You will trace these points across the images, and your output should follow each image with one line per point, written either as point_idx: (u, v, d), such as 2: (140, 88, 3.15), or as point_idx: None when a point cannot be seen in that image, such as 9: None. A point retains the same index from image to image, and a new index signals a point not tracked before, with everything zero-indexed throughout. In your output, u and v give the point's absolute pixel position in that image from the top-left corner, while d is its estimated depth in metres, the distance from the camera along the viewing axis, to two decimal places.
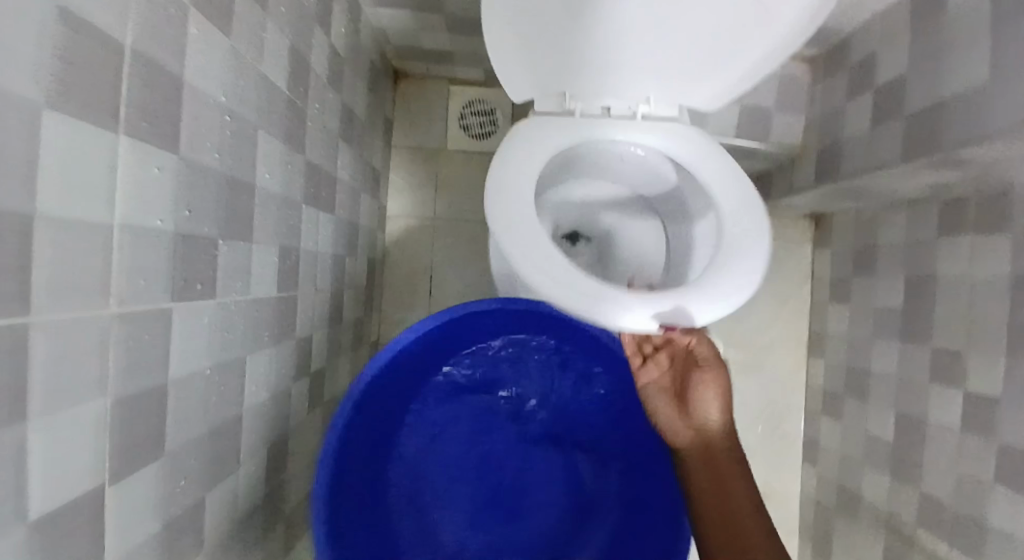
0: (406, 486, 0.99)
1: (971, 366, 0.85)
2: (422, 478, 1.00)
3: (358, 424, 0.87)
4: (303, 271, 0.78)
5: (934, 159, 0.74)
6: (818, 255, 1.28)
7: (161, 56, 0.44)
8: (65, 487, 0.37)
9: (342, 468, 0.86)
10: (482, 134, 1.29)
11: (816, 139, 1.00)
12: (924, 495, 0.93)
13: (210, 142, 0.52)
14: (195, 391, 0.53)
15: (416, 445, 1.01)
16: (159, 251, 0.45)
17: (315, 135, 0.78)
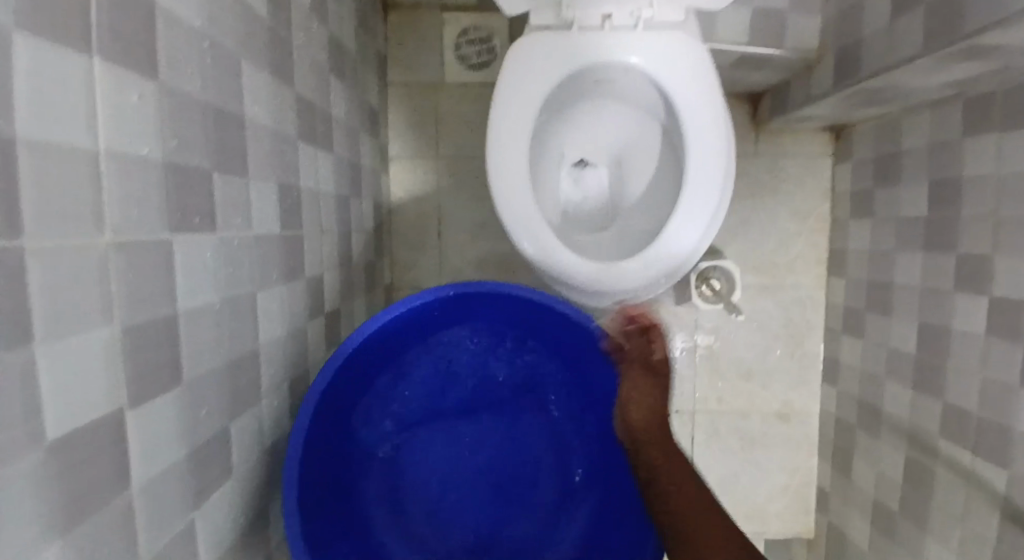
0: (375, 473, 0.87)
1: (997, 270, 0.83)
2: (390, 462, 0.89)
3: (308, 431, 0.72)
4: (306, 209, 0.78)
5: (955, 48, 0.69)
6: (839, 168, 1.23)
7: None
8: (83, 412, 0.38)
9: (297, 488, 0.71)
10: (480, 65, 1.24)
11: (833, 41, 0.94)
12: (948, 405, 0.92)
13: (190, 71, 0.50)
14: (207, 324, 0.54)
15: (381, 429, 0.88)
16: (150, 181, 0.45)
17: (302, 68, 0.75)
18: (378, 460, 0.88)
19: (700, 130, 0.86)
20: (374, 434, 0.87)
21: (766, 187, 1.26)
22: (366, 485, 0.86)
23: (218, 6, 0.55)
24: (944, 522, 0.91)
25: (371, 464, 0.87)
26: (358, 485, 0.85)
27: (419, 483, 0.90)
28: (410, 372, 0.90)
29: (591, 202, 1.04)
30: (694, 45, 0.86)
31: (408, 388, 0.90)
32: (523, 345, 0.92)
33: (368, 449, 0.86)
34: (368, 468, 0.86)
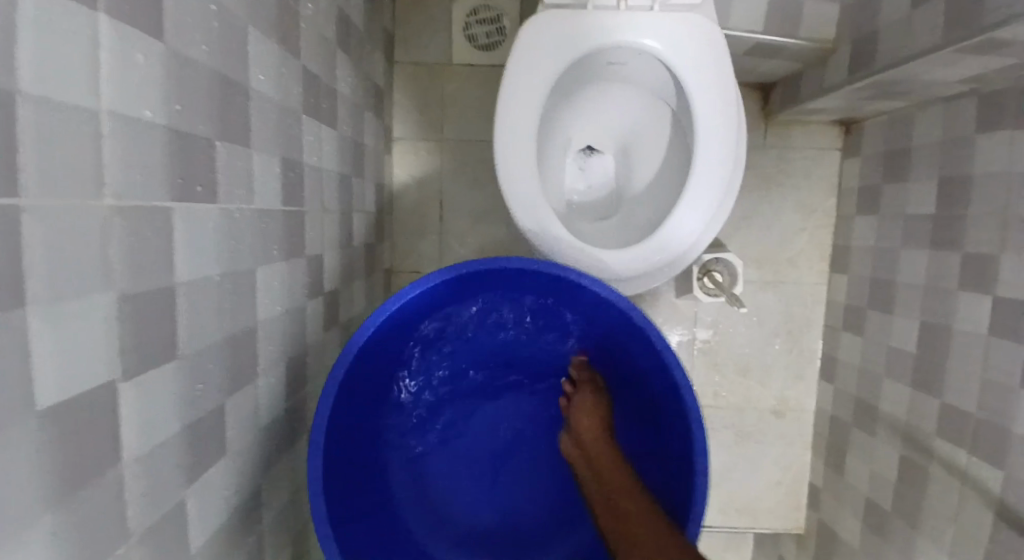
0: (409, 434, 0.96)
1: (1003, 270, 0.82)
2: (426, 422, 0.98)
3: (345, 407, 0.78)
4: (309, 185, 0.76)
5: (974, 42, 0.68)
6: (846, 163, 1.23)
7: None
8: (78, 380, 0.37)
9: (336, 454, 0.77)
10: (489, 46, 1.22)
11: (850, 33, 0.93)
12: (946, 405, 0.92)
13: (197, 34, 0.49)
14: (207, 297, 0.52)
15: (418, 394, 0.96)
16: (152, 146, 0.43)
17: (309, 39, 0.73)
18: (415, 421, 0.96)
19: (706, 119, 0.84)
20: (412, 398, 0.95)
21: (772, 180, 1.25)
22: (400, 444, 0.95)
23: None
24: (936, 522, 0.91)
25: (407, 424, 0.96)
26: (392, 444, 0.94)
27: (449, 444, 1.00)
28: (448, 345, 0.96)
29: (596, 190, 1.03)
30: (707, 29, 0.84)
31: (444, 357, 0.97)
32: (555, 324, 0.96)
33: (401, 414, 0.94)
34: (403, 430, 0.95)
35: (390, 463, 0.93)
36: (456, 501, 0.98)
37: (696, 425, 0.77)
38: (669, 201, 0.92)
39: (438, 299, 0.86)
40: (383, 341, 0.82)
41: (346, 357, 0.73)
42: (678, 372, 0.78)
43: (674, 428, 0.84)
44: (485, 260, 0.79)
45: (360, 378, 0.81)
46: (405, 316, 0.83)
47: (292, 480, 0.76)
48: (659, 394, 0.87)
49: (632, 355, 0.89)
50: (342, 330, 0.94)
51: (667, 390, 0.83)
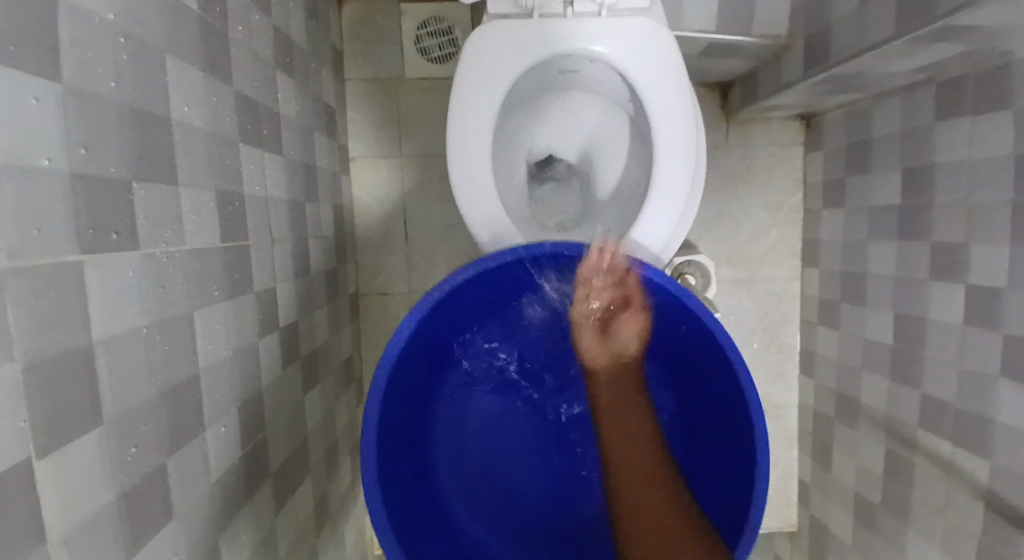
0: (456, 415, 0.94)
1: (972, 258, 0.81)
2: (477, 396, 0.96)
3: (392, 400, 0.78)
4: (251, 217, 0.72)
5: (924, 32, 0.67)
6: (810, 157, 1.22)
7: None
8: None
9: (384, 444, 0.77)
10: (442, 57, 1.19)
11: (803, 27, 0.92)
12: (926, 397, 0.91)
13: (103, 69, 0.44)
14: (134, 351, 0.48)
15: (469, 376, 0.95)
16: (53, 198, 0.39)
17: (241, 65, 0.70)
18: (469, 390, 0.95)
19: (664, 122, 0.82)
20: (470, 367, 0.95)
21: (737, 178, 1.24)
22: (450, 414, 0.93)
23: None
24: (925, 515, 0.90)
25: (458, 393, 0.94)
26: (438, 415, 0.92)
27: (497, 420, 0.96)
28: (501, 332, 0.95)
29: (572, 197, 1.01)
30: (657, 32, 0.82)
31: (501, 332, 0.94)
32: None
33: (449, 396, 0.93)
34: (451, 412, 0.94)
35: (436, 431, 0.92)
36: (499, 477, 0.95)
37: (762, 465, 0.71)
38: (633, 204, 0.89)
39: (480, 289, 0.84)
40: (437, 317, 0.81)
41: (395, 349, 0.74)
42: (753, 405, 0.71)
43: (735, 441, 0.78)
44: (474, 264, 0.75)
45: (408, 356, 0.79)
46: (461, 293, 0.80)
47: (259, 529, 0.71)
48: (721, 392, 0.80)
49: (703, 367, 0.82)
50: (303, 364, 0.90)
51: (738, 412, 0.77)
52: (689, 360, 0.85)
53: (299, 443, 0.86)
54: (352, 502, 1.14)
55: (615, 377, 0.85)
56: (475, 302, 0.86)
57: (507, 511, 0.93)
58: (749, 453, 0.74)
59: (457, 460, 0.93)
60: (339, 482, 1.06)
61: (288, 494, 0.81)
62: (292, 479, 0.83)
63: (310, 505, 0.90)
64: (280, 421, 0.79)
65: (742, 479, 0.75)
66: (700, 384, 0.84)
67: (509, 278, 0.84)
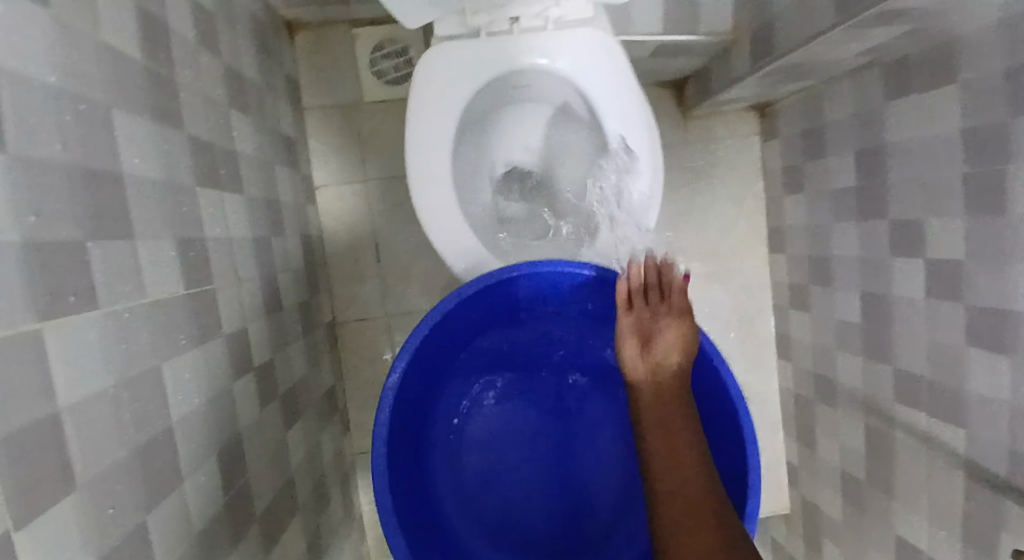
0: (450, 442, 0.92)
1: (931, 232, 0.84)
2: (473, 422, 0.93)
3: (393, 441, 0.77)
4: (215, 259, 0.71)
5: (868, 16, 0.68)
6: (767, 146, 1.25)
7: None
8: None
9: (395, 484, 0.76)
10: (399, 79, 1.19)
11: (748, 22, 0.94)
12: (899, 371, 0.93)
13: (48, 133, 0.44)
14: (104, 412, 0.48)
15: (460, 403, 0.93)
16: (7, 271, 0.38)
17: (193, 108, 0.69)
18: (473, 420, 0.93)
19: (618, 127, 0.84)
20: (474, 395, 0.94)
21: (699, 172, 1.26)
22: (457, 442, 0.92)
23: (76, 51, 0.48)
24: (910, 486, 0.92)
25: (449, 420, 0.92)
26: (434, 441, 0.91)
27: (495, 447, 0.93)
28: (488, 355, 0.93)
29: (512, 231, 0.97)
30: (605, 44, 0.83)
31: (492, 354, 0.93)
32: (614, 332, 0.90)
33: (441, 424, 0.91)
34: (446, 439, 0.92)
35: (434, 455, 0.90)
36: (504, 502, 0.92)
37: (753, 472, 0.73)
38: (598, 205, 0.91)
39: (464, 318, 0.82)
40: (427, 349, 0.80)
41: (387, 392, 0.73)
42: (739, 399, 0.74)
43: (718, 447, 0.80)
44: (455, 295, 0.75)
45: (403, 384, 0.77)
46: (456, 315, 0.80)
47: None
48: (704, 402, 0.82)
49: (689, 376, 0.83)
50: (282, 402, 0.89)
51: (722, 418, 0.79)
52: None
53: (284, 482, 0.85)
54: (345, 531, 1.13)
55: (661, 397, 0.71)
56: (459, 330, 0.85)
57: (519, 535, 0.90)
58: (736, 463, 0.76)
59: (458, 483, 0.91)
60: (330, 517, 1.05)
61: (276, 535, 0.80)
62: (280, 520, 0.82)
63: (301, 542, 0.89)
64: (262, 461, 0.79)
65: (732, 489, 0.77)
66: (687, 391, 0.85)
67: (492, 302, 0.83)
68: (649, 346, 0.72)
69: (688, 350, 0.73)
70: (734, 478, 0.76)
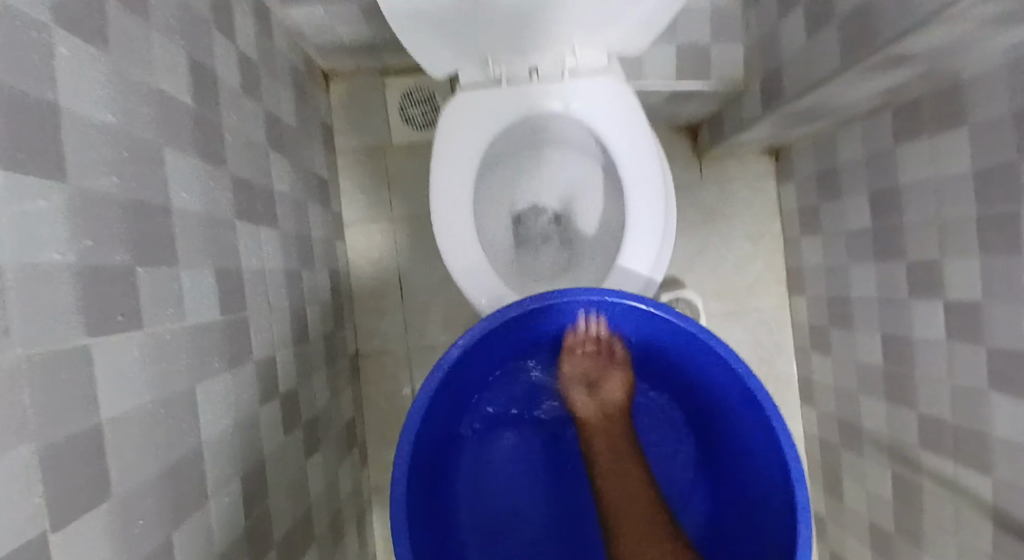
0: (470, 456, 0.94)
1: (948, 273, 0.84)
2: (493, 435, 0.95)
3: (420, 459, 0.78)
4: (250, 288, 0.76)
5: (874, 60, 0.71)
6: (783, 188, 1.26)
7: (27, 85, 0.40)
8: (7, 540, 0.35)
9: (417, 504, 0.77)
10: (426, 123, 1.26)
11: (757, 71, 0.98)
12: (923, 415, 0.91)
13: (105, 168, 0.49)
14: (141, 426, 0.51)
15: (480, 417, 0.94)
16: (60, 289, 0.42)
17: (234, 147, 0.75)
18: (507, 438, 0.98)
19: (632, 169, 0.87)
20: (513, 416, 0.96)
21: (716, 214, 1.28)
22: (491, 458, 0.96)
23: (134, 96, 0.54)
24: (938, 536, 0.88)
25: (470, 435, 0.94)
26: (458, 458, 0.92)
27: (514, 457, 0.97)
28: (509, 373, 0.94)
29: (530, 266, 1.00)
30: (620, 91, 0.88)
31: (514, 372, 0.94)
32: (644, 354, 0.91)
33: (462, 439, 0.92)
34: (464, 454, 0.93)
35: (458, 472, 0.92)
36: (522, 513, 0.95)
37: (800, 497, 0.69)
38: (613, 244, 0.93)
39: (492, 341, 0.83)
40: (455, 371, 0.81)
41: (418, 408, 0.74)
42: (780, 429, 0.72)
43: (764, 469, 0.77)
44: (487, 318, 0.76)
45: (436, 406, 0.80)
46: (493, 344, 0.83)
47: None
48: (747, 422, 0.79)
49: (729, 398, 0.81)
50: (304, 430, 0.91)
51: (763, 439, 0.76)
52: (711, 390, 0.85)
53: (302, 512, 0.87)
54: None
55: (609, 434, 0.93)
56: (485, 352, 0.86)
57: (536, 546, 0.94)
58: (780, 486, 0.74)
59: (479, 498, 0.93)
60: (345, 551, 1.05)
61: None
62: (297, 550, 0.83)
63: None
64: (282, 488, 0.81)
65: (780, 512, 0.74)
66: (730, 411, 0.83)
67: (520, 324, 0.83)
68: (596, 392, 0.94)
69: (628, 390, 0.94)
70: (780, 502, 0.74)
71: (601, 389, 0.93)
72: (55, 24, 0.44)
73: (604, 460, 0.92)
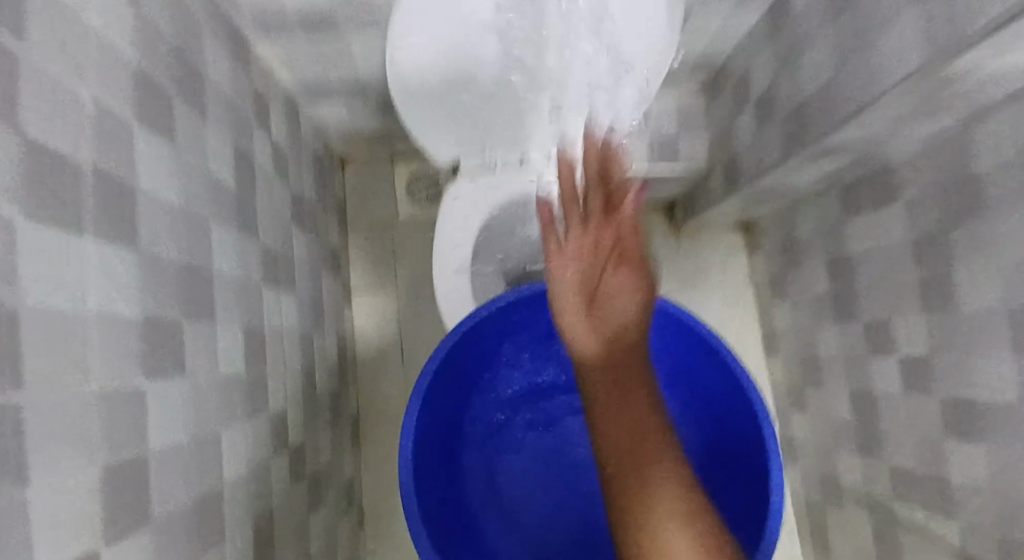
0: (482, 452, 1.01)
1: (900, 332, 0.93)
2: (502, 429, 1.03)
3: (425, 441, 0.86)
4: (270, 346, 0.84)
5: (811, 150, 0.84)
6: (753, 259, 1.38)
7: (116, 171, 0.51)
8: (69, 546, 0.41)
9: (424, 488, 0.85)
10: (429, 202, 1.38)
11: (718, 157, 1.12)
12: (893, 467, 0.97)
13: (166, 239, 0.59)
14: (177, 463, 0.58)
15: (490, 414, 1.03)
16: (127, 337, 0.51)
17: (265, 222, 0.86)
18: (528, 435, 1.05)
19: None
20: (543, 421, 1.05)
21: (695, 283, 1.38)
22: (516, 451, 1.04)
23: (192, 180, 0.65)
24: None
25: (481, 430, 1.02)
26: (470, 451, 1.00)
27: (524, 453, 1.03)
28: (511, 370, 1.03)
29: None
30: None
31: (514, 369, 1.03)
32: None
33: (472, 435, 1.01)
34: (477, 448, 1.01)
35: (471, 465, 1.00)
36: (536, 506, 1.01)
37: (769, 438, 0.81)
38: None
39: (485, 337, 0.93)
40: (452, 367, 0.90)
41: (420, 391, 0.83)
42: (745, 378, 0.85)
43: (742, 418, 0.89)
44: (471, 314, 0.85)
45: (437, 397, 0.89)
46: (493, 329, 0.94)
47: None
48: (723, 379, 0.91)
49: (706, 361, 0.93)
50: (308, 484, 0.96)
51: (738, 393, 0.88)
52: (689, 357, 0.96)
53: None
54: None
55: (621, 383, 0.70)
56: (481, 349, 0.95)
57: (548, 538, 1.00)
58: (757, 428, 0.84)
59: (493, 492, 1.00)
60: None
61: None
62: None
63: None
64: (288, 538, 0.85)
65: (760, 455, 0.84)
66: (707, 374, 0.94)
67: (508, 318, 0.93)
68: (596, 304, 0.69)
69: (642, 297, 0.69)
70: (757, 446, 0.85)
71: (604, 298, 0.68)
72: (138, 126, 0.55)
73: (603, 388, 0.70)
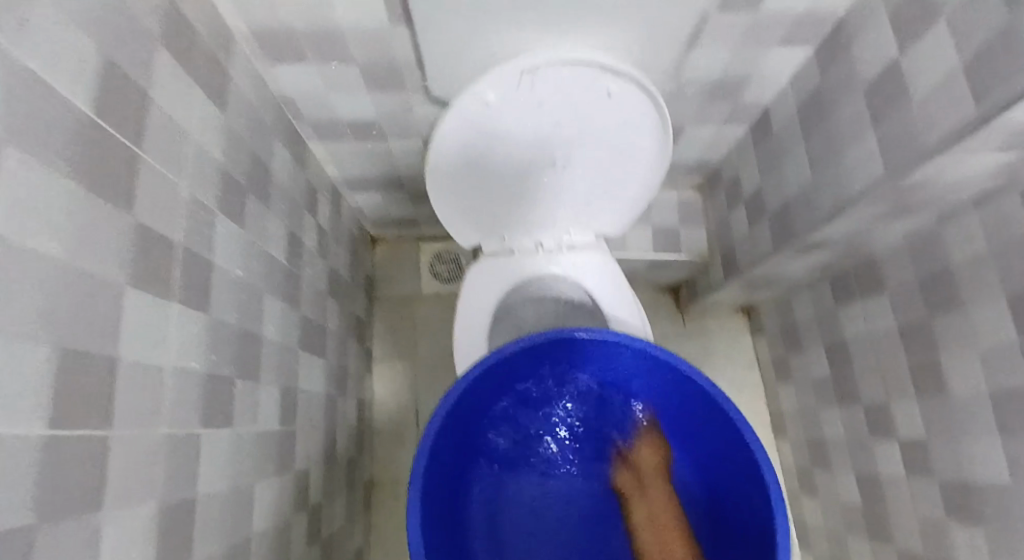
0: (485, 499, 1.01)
1: (897, 415, 0.97)
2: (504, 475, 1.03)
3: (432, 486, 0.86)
4: (300, 408, 0.91)
5: (800, 243, 0.93)
6: (757, 341, 1.43)
7: (200, 250, 0.61)
8: None
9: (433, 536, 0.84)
10: (450, 279, 1.49)
11: (717, 246, 1.22)
12: (901, 552, 0.97)
13: (231, 306, 0.68)
14: (218, 508, 0.63)
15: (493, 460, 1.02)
16: (194, 389, 0.59)
17: (306, 294, 0.95)
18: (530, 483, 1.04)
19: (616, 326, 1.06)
20: (539, 456, 1.05)
21: (702, 363, 1.43)
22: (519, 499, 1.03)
23: (254, 257, 0.76)
24: None
25: (485, 475, 1.02)
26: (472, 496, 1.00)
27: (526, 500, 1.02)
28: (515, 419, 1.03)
29: None
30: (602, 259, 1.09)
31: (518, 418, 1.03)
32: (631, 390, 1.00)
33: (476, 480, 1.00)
34: (478, 494, 1.00)
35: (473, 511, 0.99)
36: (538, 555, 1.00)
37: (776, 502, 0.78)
38: None
39: (491, 384, 0.94)
40: (459, 413, 0.90)
41: (429, 431, 0.83)
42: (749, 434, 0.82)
43: (744, 477, 0.86)
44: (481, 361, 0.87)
45: (443, 445, 0.88)
46: (501, 378, 0.95)
47: None
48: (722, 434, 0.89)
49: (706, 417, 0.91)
50: (323, 547, 0.99)
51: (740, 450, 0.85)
52: (690, 409, 0.94)
53: None
54: None
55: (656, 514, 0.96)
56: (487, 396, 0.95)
57: None
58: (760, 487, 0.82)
59: (496, 540, 0.99)
60: None
61: None
62: None
63: None
64: None
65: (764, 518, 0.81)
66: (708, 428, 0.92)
67: (517, 366, 0.94)
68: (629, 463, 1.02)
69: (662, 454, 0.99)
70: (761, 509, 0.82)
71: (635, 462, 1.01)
72: (220, 212, 0.66)
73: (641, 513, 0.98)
